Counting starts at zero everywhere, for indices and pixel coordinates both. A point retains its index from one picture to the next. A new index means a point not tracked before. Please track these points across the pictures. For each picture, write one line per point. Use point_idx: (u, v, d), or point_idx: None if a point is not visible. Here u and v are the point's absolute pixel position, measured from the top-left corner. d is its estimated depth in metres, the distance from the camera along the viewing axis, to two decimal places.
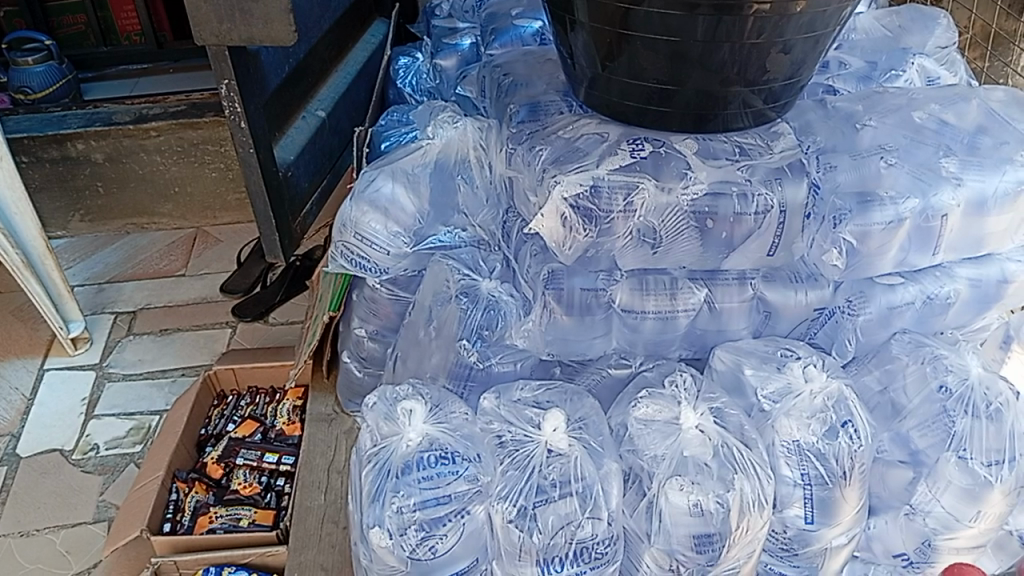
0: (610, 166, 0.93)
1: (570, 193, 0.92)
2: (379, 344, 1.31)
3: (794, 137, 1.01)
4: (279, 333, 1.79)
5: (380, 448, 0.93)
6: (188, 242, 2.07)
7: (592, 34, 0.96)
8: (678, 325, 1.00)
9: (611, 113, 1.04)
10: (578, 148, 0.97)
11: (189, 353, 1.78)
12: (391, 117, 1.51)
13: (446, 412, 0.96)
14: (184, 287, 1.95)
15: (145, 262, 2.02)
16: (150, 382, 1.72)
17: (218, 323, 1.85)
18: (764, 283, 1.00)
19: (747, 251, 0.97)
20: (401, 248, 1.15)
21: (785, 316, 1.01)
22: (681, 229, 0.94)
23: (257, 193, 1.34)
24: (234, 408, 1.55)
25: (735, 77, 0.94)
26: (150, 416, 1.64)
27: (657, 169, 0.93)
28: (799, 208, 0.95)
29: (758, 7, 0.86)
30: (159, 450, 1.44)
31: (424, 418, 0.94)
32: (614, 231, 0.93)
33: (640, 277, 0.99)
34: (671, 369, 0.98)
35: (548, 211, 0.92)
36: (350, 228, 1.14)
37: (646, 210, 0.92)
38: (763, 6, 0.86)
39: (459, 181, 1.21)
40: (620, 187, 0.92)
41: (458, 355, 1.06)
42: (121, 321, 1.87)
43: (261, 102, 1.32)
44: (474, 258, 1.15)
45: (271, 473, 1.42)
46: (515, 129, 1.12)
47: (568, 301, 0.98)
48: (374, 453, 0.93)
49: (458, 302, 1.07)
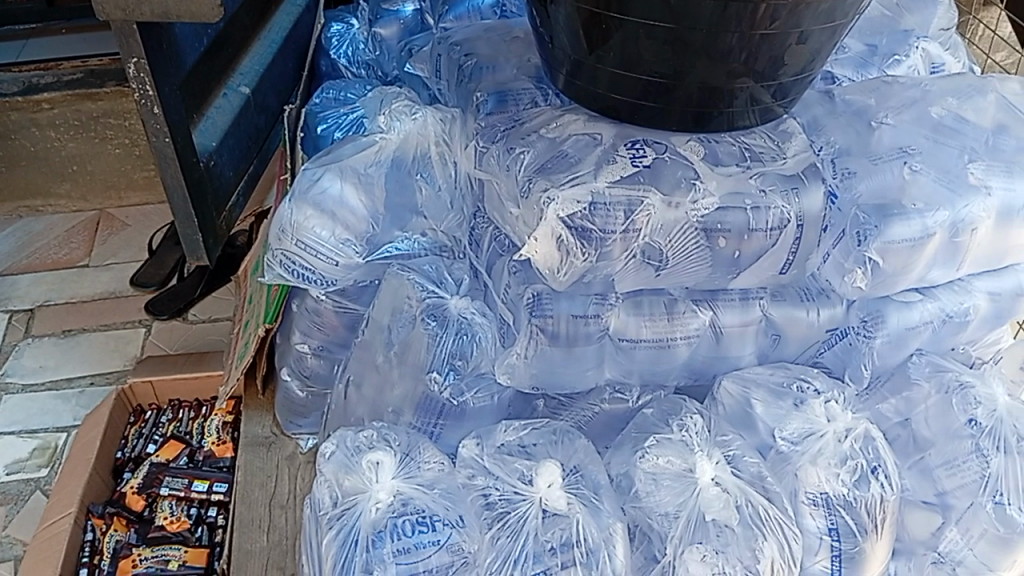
0: (610, 177, 0.80)
1: (565, 211, 0.78)
2: (324, 360, 1.16)
3: (806, 137, 0.90)
4: (203, 332, 1.62)
5: (343, 511, 0.78)
6: (92, 227, 1.85)
7: (580, 15, 0.82)
8: (678, 353, 0.88)
9: (599, 108, 0.89)
10: (566, 152, 0.85)
11: (98, 358, 1.58)
12: (327, 95, 1.36)
13: (422, 462, 0.84)
14: (89, 279, 1.74)
15: (42, 251, 1.80)
16: (54, 393, 1.52)
17: (129, 321, 1.65)
18: (772, 302, 0.89)
19: (757, 269, 0.85)
20: (351, 257, 1.00)
21: (794, 339, 0.91)
22: (689, 248, 0.82)
23: (174, 187, 1.15)
24: (154, 425, 1.38)
25: (743, 69, 0.81)
26: (56, 434, 1.45)
27: (660, 180, 0.81)
28: (817, 219, 0.84)
29: None
30: (69, 480, 1.27)
31: (393, 472, 0.80)
32: (614, 253, 0.80)
33: (635, 301, 0.87)
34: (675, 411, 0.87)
35: (542, 235, 0.78)
36: (289, 234, 0.99)
37: (652, 230, 0.80)
38: None
39: (416, 179, 1.06)
40: (622, 203, 0.79)
41: (425, 390, 0.92)
42: (17, 320, 1.65)
43: (177, 82, 1.13)
44: (437, 269, 1.00)
45: (202, 503, 1.26)
46: (483, 122, 0.98)
47: (555, 330, 0.85)
48: (337, 517, 0.78)
49: (425, 325, 0.94)
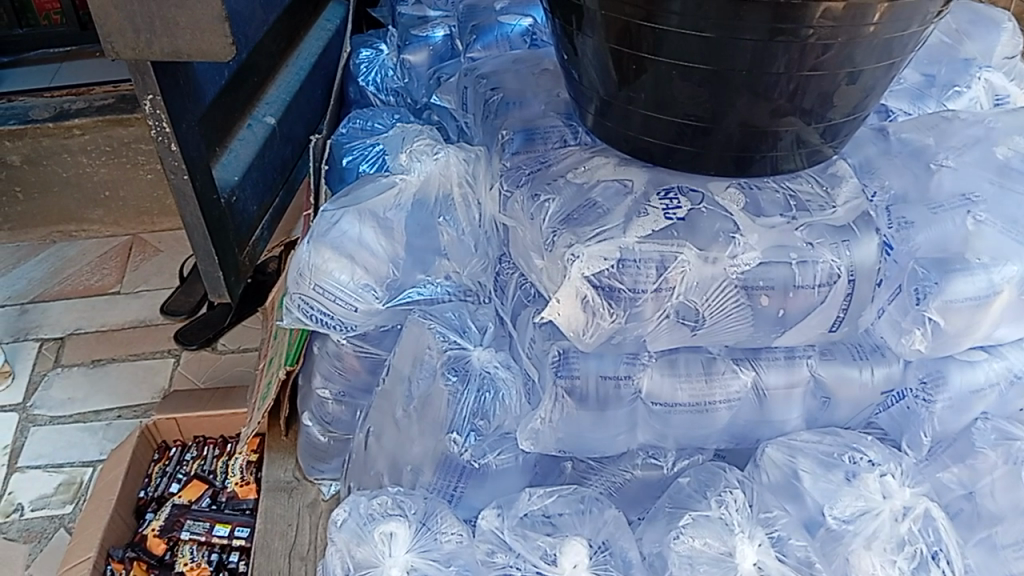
0: (640, 232, 0.73)
1: (591, 270, 0.72)
2: (346, 406, 1.12)
3: (857, 181, 0.83)
4: (231, 363, 1.59)
5: None
6: (123, 253, 1.84)
7: (609, 53, 0.76)
8: (717, 417, 0.81)
9: (630, 149, 0.83)
10: (594, 201, 0.79)
11: (125, 389, 1.56)
12: (353, 124, 1.32)
13: (439, 534, 0.78)
14: (120, 307, 1.72)
15: (74, 277, 1.79)
16: (81, 426, 1.50)
17: (158, 351, 1.63)
18: (821, 360, 0.82)
19: (805, 327, 0.78)
20: (371, 303, 0.95)
21: (846, 401, 0.83)
22: (728, 306, 0.75)
23: (193, 225, 1.12)
24: (178, 463, 1.35)
25: (789, 107, 0.74)
26: (82, 469, 1.43)
27: (697, 232, 0.74)
28: (871, 273, 0.77)
29: (819, 30, 0.66)
30: (90, 522, 1.23)
31: (408, 545, 0.76)
32: (645, 313, 0.74)
33: (670, 360, 0.80)
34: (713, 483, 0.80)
35: (565, 294, 0.72)
36: (308, 278, 0.95)
37: (687, 288, 0.73)
38: (826, 29, 0.66)
39: (437, 223, 1.02)
40: (654, 259, 0.73)
41: (443, 451, 0.87)
42: (47, 349, 1.64)
43: (195, 117, 1.09)
44: (460, 318, 0.95)
45: (223, 549, 1.22)
46: (508, 162, 0.92)
47: (582, 392, 0.79)
48: None
49: (445, 380, 0.88)
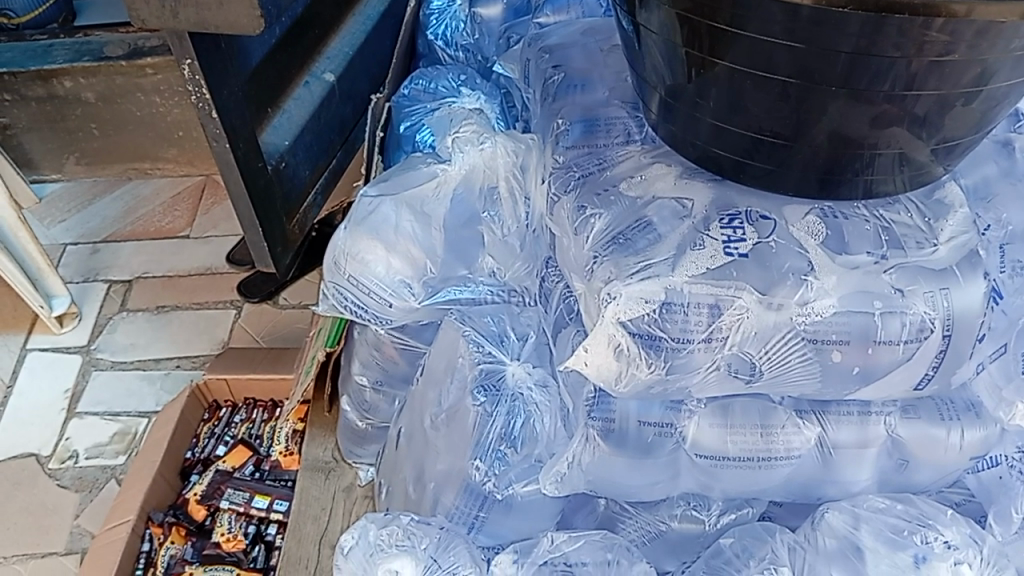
0: (692, 270, 0.63)
1: (629, 315, 0.62)
2: (384, 396, 1.05)
3: (969, 213, 0.69)
4: (290, 320, 1.55)
5: None
6: (196, 196, 1.82)
7: (676, 49, 0.64)
8: (775, 474, 0.71)
9: (697, 157, 0.70)
10: (649, 221, 0.68)
11: (186, 339, 1.55)
12: (415, 85, 1.18)
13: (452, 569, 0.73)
14: (187, 253, 1.71)
15: (145, 218, 1.78)
16: (140, 374, 1.50)
17: (221, 302, 1.60)
18: (903, 419, 0.70)
19: (888, 385, 0.67)
20: (406, 300, 0.87)
21: (929, 466, 0.71)
22: (791, 360, 0.64)
23: (237, 194, 1.06)
24: (226, 425, 1.33)
25: (895, 115, 0.59)
26: (138, 419, 1.44)
27: (765, 271, 0.63)
28: (972, 325, 0.65)
29: (931, 43, 0.53)
30: (134, 482, 1.24)
31: None
32: (692, 365, 0.64)
33: (723, 407, 0.71)
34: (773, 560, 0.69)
35: (597, 341, 0.63)
36: (343, 268, 0.88)
37: (743, 338, 0.63)
38: (940, 40, 0.52)
39: (482, 216, 0.93)
40: (705, 305, 0.62)
41: (464, 474, 0.79)
42: (114, 292, 1.64)
43: (238, 81, 1.02)
44: (499, 324, 0.86)
45: (261, 521, 1.21)
46: (560, 158, 0.81)
47: (620, 434, 0.71)
48: None
49: (474, 400, 0.80)
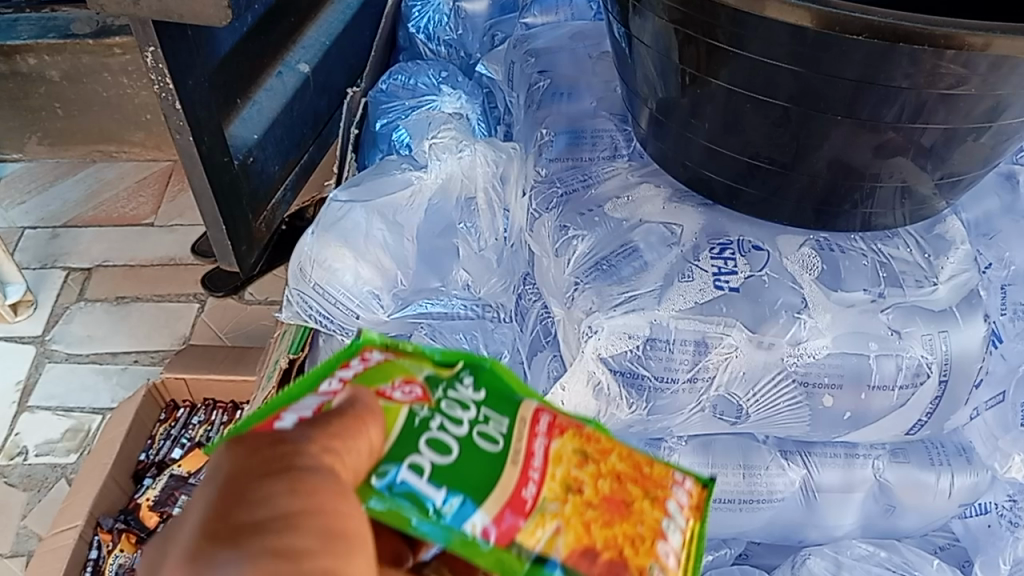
0: (680, 303, 0.58)
1: (608, 350, 0.58)
2: None
3: (970, 250, 0.65)
4: (256, 317, 1.50)
5: None
6: (162, 181, 1.76)
7: (670, 64, 0.59)
8: (755, 517, 0.68)
9: (688, 179, 0.66)
10: (634, 247, 0.64)
11: (146, 332, 1.49)
12: (394, 80, 1.12)
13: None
14: (151, 241, 1.64)
15: (109, 203, 1.71)
16: (96, 368, 1.44)
17: (183, 295, 1.54)
18: (890, 463, 0.67)
19: (880, 429, 0.63)
20: (374, 313, 0.82)
21: (915, 511, 0.68)
22: (780, 404, 0.60)
23: (201, 189, 1.00)
24: (184, 426, 1.28)
25: (901, 145, 0.55)
26: (91, 416, 1.37)
27: (756, 308, 0.59)
28: (970, 370, 0.61)
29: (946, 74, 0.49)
30: (83, 485, 1.18)
31: None
32: (675, 406, 0.60)
33: (704, 444, 0.67)
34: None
35: (576, 375, 0.58)
36: (310, 274, 0.83)
37: (730, 378, 0.59)
38: (956, 72, 0.48)
39: (458, 227, 0.87)
40: (690, 342, 0.58)
41: None
42: (73, 280, 1.58)
43: (206, 70, 0.96)
44: (473, 342, 0.82)
45: None
46: (542, 170, 0.76)
47: None
48: None
49: None
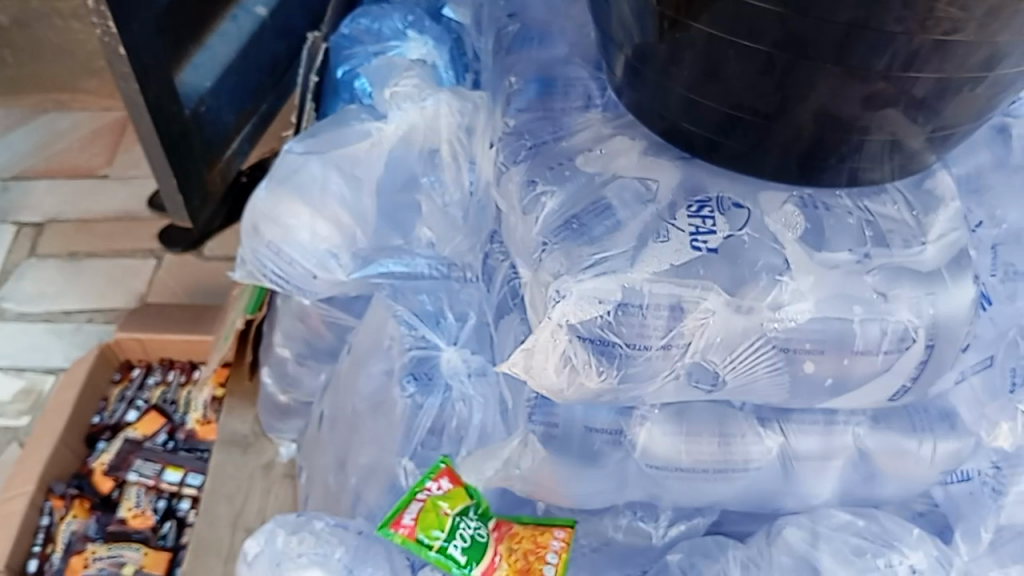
0: (654, 266, 0.55)
1: (577, 317, 0.53)
2: (309, 369, 0.95)
3: (960, 208, 0.62)
4: (215, 273, 1.44)
5: None
6: (117, 131, 1.68)
7: (648, 6, 0.55)
8: (729, 486, 0.65)
9: (665, 131, 0.62)
10: (607, 204, 0.59)
11: (101, 289, 1.43)
12: (356, 24, 1.05)
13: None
14: (105, 194, 1.57)
15: (61, 154, 1.64)
16: (49, 327, 1.38)
17: (141, 251, 1.49)
18: (871, 430, 0.64)
19: (862, 396, 0.60)
20: (332, 273, 0.78)
21: (896, 479, 0.65)
22: (758, 369, 0.57)
23: (148, 139, 0.94)
24: (139, 388, 1.23)
25: (891, 97, 0.51)
26: (44, 376, 1.32)
27: (735, 270, 0.56)
28: (957, 334, 0.58)
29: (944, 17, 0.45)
30: (32, 451, 1.13)
31: None
32: (648, 374, 0.56)
33: (677, 411, 0.64)
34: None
35: (541, 343, 0.53)
36: (264, 231, 0.78)
37: (707, 344, 0.55)
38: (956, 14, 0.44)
39: (421, 181, 0.83)
40: (662, 307, 0.54)
41: (391, 475, 0.72)
42: (23, 235, 1.51)
43: (152, 12, 0.90)
44: (436, 303, 0.79)
45: (173, 495, 1.12)
46: (511, 122, 0.71)
47: (564, 438, 0.63)
48: None
49: (403, 390, 0.73)
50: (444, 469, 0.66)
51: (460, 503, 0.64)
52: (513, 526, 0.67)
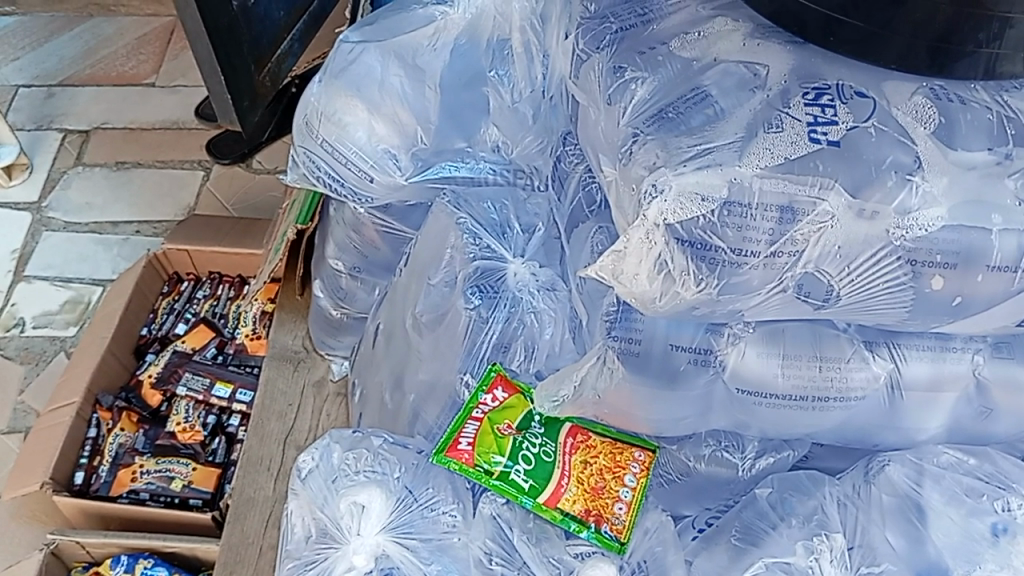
0: (765, 159, 0.47)
1: (678, 217, 0.47)
2: (362, 284, 0.89)
3: None
4: (264, 187, 1.39)
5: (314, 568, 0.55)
6: (164, 38, 1.63)
7: None
8: (826, 417, 0.58)
9: (773, 14, 0.53)
10: (708, 93, 0.52)
11: (148, 201, 1.39)
12: None
13: (402, 532, 0.56)
14: (152, 103, 1.52)
15: (107, 61, 1.59)
16: (96, 238, 1.35)
17: (187, 162, 1.44)
18: (991, 358, 0.57)
19: (990, 319, 0.52)
20: (390, 176, 0.72)
21: (1015, 416, 0.58)
22: (877, 284, 0.50)
23: (195, 32, 0.88)
24: (188, 301, 1.19)
25: None
26: (91, 288, 1.29)
27: (858, 170, 0.48)
28: None
29: None
30: (80, 360, 1.11)
31: (382, 520, 0.56)
32: (750, 286, 0.49)
33: (772, 332, 0.57)
34: (821, 522, 0.56)
35: (633, 246, 0.47)
36: (317, 128, 0.72)
37: (822, 254, 0.48)
38: None
39: (488, 75, 0.76)
40: (772, 209, 0.47)
41: (451, 391, 0.67)
42: (69, 143, 1.47)
43: None
44: (502, 212, 0.72)
45: (222, 411, 1.10)
46: (590, 6, 0.63)
47: (644, 358, 0.57)
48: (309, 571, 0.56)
49: (467, 302, 0.67)
50: (497, 378, 0.63)
51: (518, 418, 0.61)
52: (590, 436, 0.61)
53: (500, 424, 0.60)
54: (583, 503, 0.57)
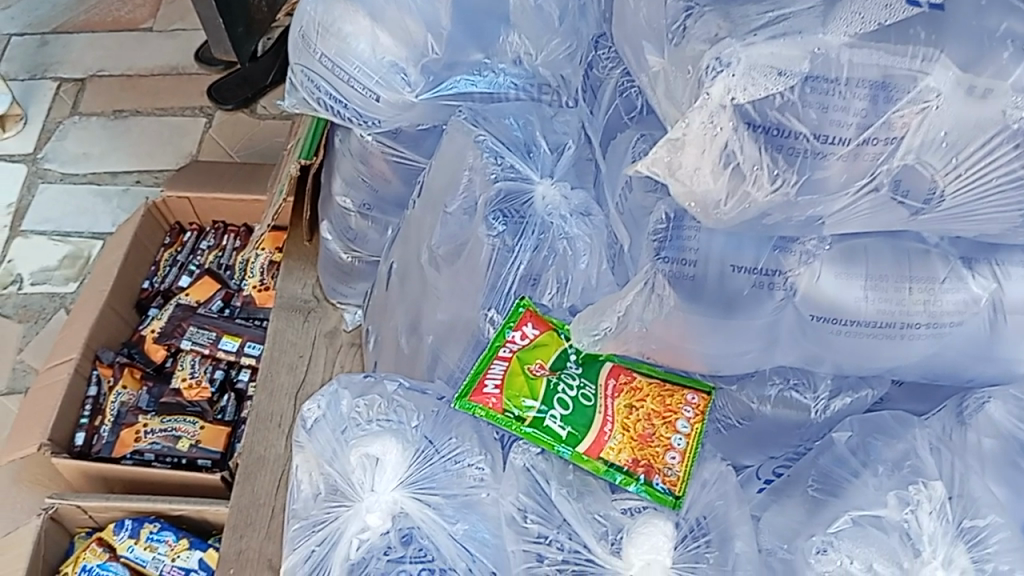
0: (851, 27, 0.39)
1: (745, 99, 0.39)
2: (373, 223, 0.81)
3: None
4: (269, 132, 1.31)
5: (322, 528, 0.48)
6: None
7: None
8: (911, 348, 0.50)
9: None
10: None
11: (148, 150, 1.31)
12: None
13: (423, 487, 0.49)
14: (150, 49, 1.44)
15: (102, 7, 1.51)
16: (94, 190, 1.28)
17: (188, 109, 1.36)
18: None
19: None
20: (398, 93, 0.64)
21: None
22: (988, 180, 0.41)
23: None
24: (191, 252, 1.12)
25: None
26: (90, 242, 1.22)
27: (965, 41, 0.39)
28: None
29: None
30: (78, 315, 1.04)
31: (398, 471, 0.49)
32: (833, 187, 0.41)
33: (848, 250, 0.48)
34: (914, 469, 0.48)
35: (693, 132, 0.39)
36: (315, 41, 0.64)
37: (923, 142, 0.40)
38: None
39: None
40: (862, 83, 0.38)
41: (475, 328, 0.60)
42: (65, 92, 1.40)
43: None
44: (526, 129, 0.63)
45: (231, 365, 1.03)
46: None
47: (700, 283, 0.48)
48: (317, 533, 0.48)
49: (489, 229, 0.59)
50: (527, 315, 0.55)
51: (552, 356, 0.53)
52: (635, 377, 0.53)
53: (530, 364, 0.52)
54: (630, 452, 0.49)
